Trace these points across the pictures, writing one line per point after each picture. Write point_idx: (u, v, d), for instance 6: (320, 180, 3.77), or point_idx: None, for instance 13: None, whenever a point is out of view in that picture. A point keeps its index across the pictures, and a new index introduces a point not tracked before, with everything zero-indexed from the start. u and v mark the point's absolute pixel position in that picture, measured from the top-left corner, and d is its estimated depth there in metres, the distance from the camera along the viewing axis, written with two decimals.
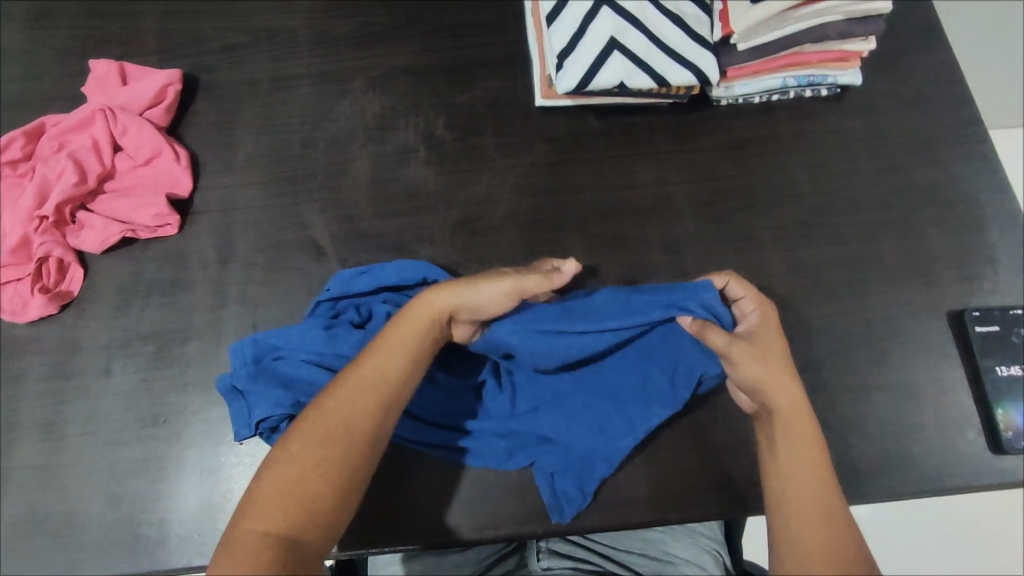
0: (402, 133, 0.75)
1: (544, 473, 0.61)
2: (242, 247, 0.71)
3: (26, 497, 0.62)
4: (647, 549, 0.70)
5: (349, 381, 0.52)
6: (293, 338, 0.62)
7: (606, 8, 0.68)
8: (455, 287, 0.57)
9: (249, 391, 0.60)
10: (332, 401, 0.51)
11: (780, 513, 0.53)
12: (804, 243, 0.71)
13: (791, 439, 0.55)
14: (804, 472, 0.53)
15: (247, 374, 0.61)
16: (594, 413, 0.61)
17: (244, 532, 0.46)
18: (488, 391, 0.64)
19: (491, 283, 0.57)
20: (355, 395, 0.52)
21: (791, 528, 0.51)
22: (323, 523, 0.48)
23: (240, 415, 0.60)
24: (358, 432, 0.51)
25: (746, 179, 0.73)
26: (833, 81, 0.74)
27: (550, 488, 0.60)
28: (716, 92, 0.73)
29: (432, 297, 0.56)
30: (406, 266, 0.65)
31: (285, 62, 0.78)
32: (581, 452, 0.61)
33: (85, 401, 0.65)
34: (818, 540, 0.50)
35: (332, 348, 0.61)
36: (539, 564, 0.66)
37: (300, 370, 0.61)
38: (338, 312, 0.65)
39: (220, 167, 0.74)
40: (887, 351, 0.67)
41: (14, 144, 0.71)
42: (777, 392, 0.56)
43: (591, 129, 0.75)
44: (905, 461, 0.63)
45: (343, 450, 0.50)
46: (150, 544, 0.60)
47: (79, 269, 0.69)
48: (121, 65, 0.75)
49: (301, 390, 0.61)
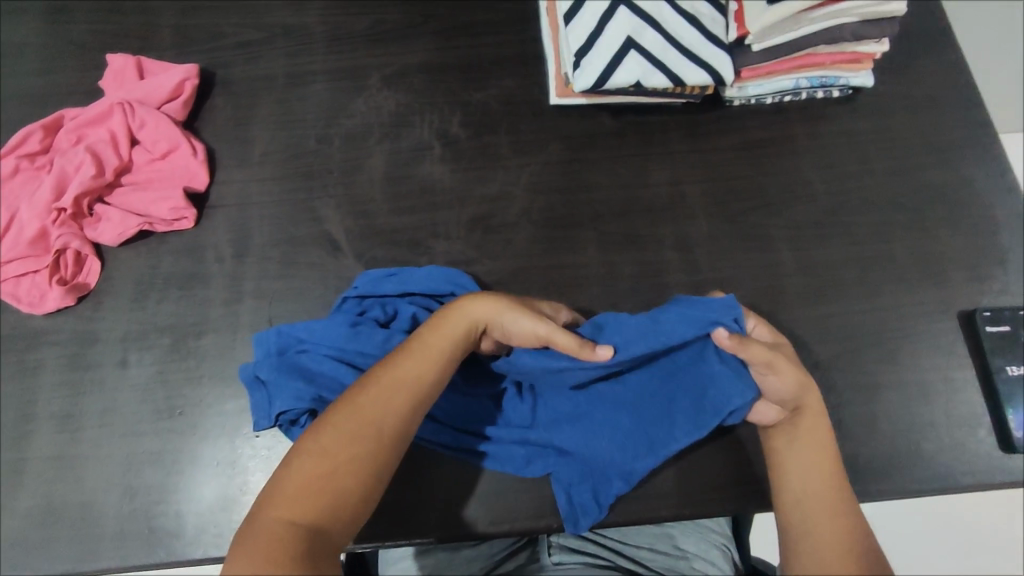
0: (417, 131, 0.75)
1: (560, 484, 0.61)
2: (258, 242, 0.71)
3: (43, 488, 0.62)
4: (657, 545, 0.70)
5: (382, 380, 0.53)
6: (318, 332, 0.62)
7: (623, 8, 0.68)
8: (493, 307, 0.58)
9: (273, 382, 0.61)
10: (365, 398, 0.52)
11: (792, 506, 0.55)
12: (816, 242, 0.71)
13: (805, 440, 0.58)
14: (818, 471, 0.56)
15: (273, 366, 0.62)
16: (616, 428, 0.60)
17: (271, 518, 0.46)
18: (509, 401, 0.64)
19: (529, 317, 0.57)
20: (386, 395, 0.52)
21: (802, 519, 0.54)
22: (343, 517, 0.48)
23: (261, 405, 0.61)
24: (387, 433, 0.51)
25: (759, 178, 0.74)
26: (845, 83, 0.74)
27: (567, 496, 0.60)
28: (729, 93, 0.74)
29: (471, 307, 0.58)
30: (436, 273, 0.66)
31: (300, 59, 0.78)
32: (597, 462, 0.61)
33: (102, 393, 0.65)
34: (828, 528, 0.53)
35: (356, 346, 0.62)
36: (551, 559, 0.66)
37: (322, 365, 0.62)
38: (364, 309, 0.66)
39: (236, 162, 0.74)
40: (897, 350, 0.67)
41: (32, 137, 0.72)
42: (796, 396, 0.58)
43: (605, 128, 0.76)
44: (916, 459, 0.64)
45: (372, 449, 0.50)
46: (166, 535, 0.60)
47: (96, 262, 0.70)
48: (138, 59, 0.76)
49: (322, 384, 0.61)
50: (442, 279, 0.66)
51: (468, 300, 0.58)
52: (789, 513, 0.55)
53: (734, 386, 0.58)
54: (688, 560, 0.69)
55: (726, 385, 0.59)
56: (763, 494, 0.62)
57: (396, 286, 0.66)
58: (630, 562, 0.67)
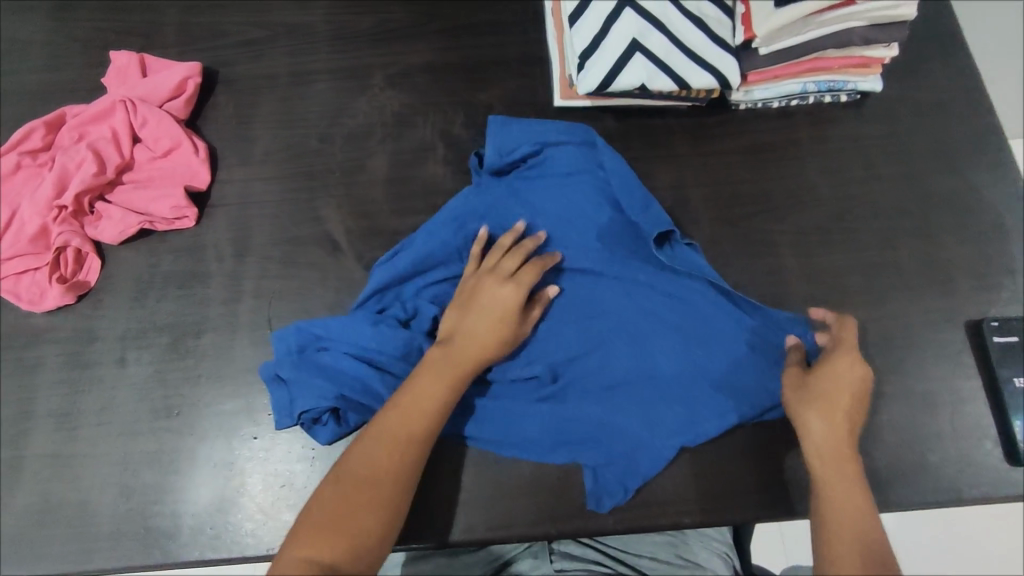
0: (421, 131, 0.75)
1: (589, 469, 0.61)
2: (258, 241, 0.71)
3: (41, 485, 0.62)
4: (658, 554, 0.69)
5: (387, 431, 0.55)
6: (338, 327, 0.62)
7: (629, 9, 0.67)
8: (474, 355, 0.59)
9: (294, 380, 0.61)
10: (376, 445, 0.55)
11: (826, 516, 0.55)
12: (821, 249, 0.70)
13: (841, 451, 0.57)
14: (837, 516, 0.54)
15: (292, 363, 0.62)
16: (645, 404, 0.62)
17: (295, 557, 0.50)
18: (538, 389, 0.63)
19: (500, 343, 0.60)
20: (398, 441, 0.55)
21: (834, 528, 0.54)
22: (364, 556, 0.51)
23: (281, 404, 0.61)
24: (395, 476, 0.54)
25: (764, 183, 0.73)
26: (853, 87, 0.73)
27: (594, 476, 0.61)
28: (735, 97, 0.73)
29: (460, 359, 0.59)
30: (516, 126, 0.69)
31: (303, 58, 0.78)
32: (626, 449, 0.61)
33: (101, 391, 0.65)
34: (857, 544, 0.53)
35: (377, 344, 0.62)
36: (551, 566, 0.66)
37: (343, 363, 0.62)
38: (384, 307, 0.66)
39: (238, 161, 0.74)
40: (902, 358, 0.67)
41: (34, 134, 0.71)
42: (835, 413, 0.58)
43: (609, 130, 0.75)
44: (921, 470, 0.63)
45: (389, 491, 0.53)
46: (162, 536, 0.60)
47: (96, 259, 0.69)
48: (141, 57, 0.75)
49: (343, 382, 0.61)
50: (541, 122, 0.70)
51: (454, 352, 0.59)
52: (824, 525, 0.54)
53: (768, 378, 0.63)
54: (690, 569, 0.68)
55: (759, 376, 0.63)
56: (766, 504, 0.61)
57: (419, 283, 0.66)
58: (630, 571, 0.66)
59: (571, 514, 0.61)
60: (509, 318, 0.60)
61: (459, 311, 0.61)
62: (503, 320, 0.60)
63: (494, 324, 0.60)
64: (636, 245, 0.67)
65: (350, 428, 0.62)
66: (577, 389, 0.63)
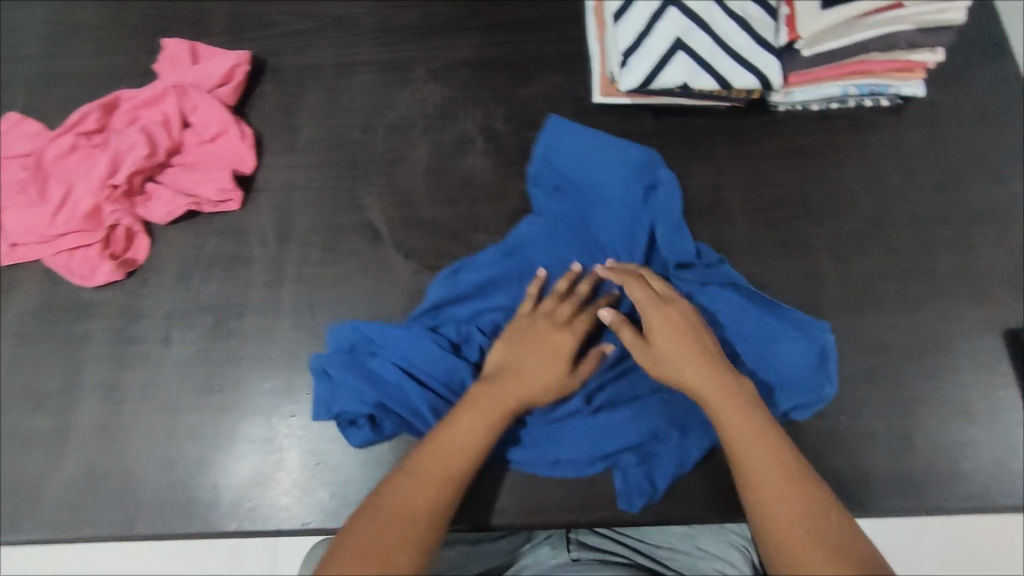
0: (461, 124, 0.76)
1: (619, 470, 0.62)
2: (300, 227, 0.72)
3: (88, 455, 0.64)
4: (676, 544, 0.69)
5: (427, 464, 0.54)
6: (393, 338, 0.63)
7: (673, 8, 0.68)
8: (517, 397, 0.59)
9: (340, 380, 0.63)
10: (414, 476, 0.53)
11: (741, 461, 0.53)
12: (857, 253, 0.70)
13: (721, 390, 0.56)
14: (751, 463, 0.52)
15: (341, 362, 0.64)
16: (674, 409, 0.62)
17: None
18: (572, 415, 0.63)
19: (542, 391, 0.59)
20: (435, 473, 0.54)
21: (753, 471, 0.52)
22: None
23: (322, 399, 0.63)
24: (433, 510, 0.52)
25: (802, 186, 0.73)
26: (895, 91, 0.74)
27: (623, 476, 0.61)
28: (775, 98, 0.73)
29: (503, 399, 0.58)
30: (562, 135, 0.71)
31: (349, 49, 0.80)
32: (656, 452, 0.62)
33: (146, 366, 0.67)
34: (777, 478, 0.51)
35: (424, 361, 0.63)
36: (568, 555, 0.66)
37: (388, 371, 0.63)
38: (437, 324, 0.67)
39: (282, 149, 0.76)
40: (938, 365, 0.66)
41: (90, 117, 0.74)
42: (687, 362, 0.57)
43: (647, 129, 0.76)
44: (953, 478, 0.63)
45: (423, 524, 0.51)
46: (203, 507, 0.62)
47: (145, 239, 0.72)
48: (193, 45, 0.78)
49: (386, 390, 0.63)
50: (592, 137, 0.70)
51: (497, 390, 0.58)
52: (742, 470, 0.52)
53: (806, 387, 0.63)
54: (708, 560, 0.68)
55: (797, 391, 0.63)
56: None
57: (469, 304, 0.67)
58: (649, 561, 0.67)
59: (602, 503, 0.62)
60: (555, 366, 0.60)
61: (507, 351, 0.61)
62: (549, 368, 0.60)
63: (539, 371, 0.60)
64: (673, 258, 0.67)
65: (383, 435, 0.63)
66: (616, 419, 0.62)
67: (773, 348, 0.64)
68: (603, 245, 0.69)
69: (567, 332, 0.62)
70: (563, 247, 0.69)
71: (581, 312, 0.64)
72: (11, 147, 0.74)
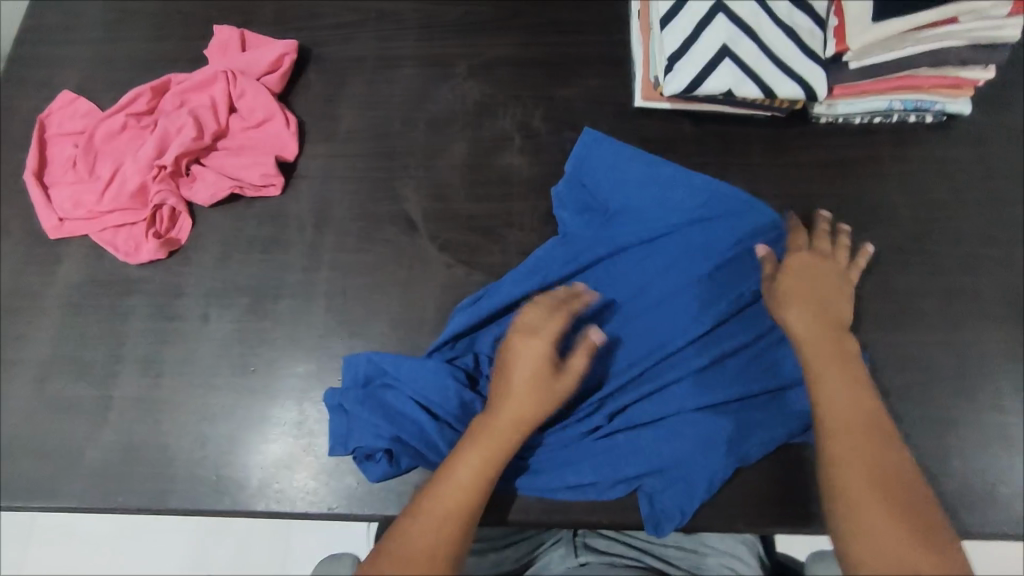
0: (501, 122, 0.77)
1: (645, 494, 0.62)
2: (339, 215, 0.73)
3: (125, 426, 0.66)
4: (683, 542, 0.67)
5: (430, 505, 0.52)
6: (406, 372, 0.62)
7: (721, 15, 0.68)
8: (511, 421, 0.56)
9: (356, 414, 0.62)
10: (418, 522, 0.51)
11: (825, 407, 0.53)
12: (895, 268, 0.70)
13: (827, 340, 0.56)
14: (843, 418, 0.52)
15: (357, 397, 0.63)
16: (699, 432, 0.61)
17: None
18: (595, 440, 0.63)
19: (537, 406, 0.56)
20: (440, 517, 0.51)
21: (832, 418, 0.52)
22: None
23: (338, 432, 0.63)
24: (441, 552, 0.50)
25: (842, 199, 0.72)
26: (940, 108, 0.73)
27: (649, 501, 0.61)
28: (818, 110, 0.73)
29: (498, 428, 0.55)
30: (595, 151, 0.70)
31: (393, 43, 0.81)
32: (684, 476, 0.61)
33: (184, 342, 0.69)
34: (862, 434, 0.51)
35: (440, 398, 0.61)
36: (577, 560, 0.64)
37: (406, 405, 0.62)
38: (456, 355, 0.66)
39: (324, 138, 0.77)
40: (974, 386, 0.66)
41: (141, 98, 0.76)
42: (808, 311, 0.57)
43: (686, 135, 0.76)
44: (986, 500, 0.62)
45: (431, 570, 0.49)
46: (233, 485, 0.63)
47: (188, 219, 0.73)
48: (242, 33, 0.79)
49: (403, 425, 0.62)
50: (623, 157, 0.69)
51: (489, 423, 0.56)
52: (822, 417, 0.53)
53: None
54: (716, 557, 0.65)
55: None
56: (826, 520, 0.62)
57: (491, 331, 0.66)
58: (659, 562, 0.64)
59: (629, 505, 0.63)
60: (540, 377, 0.56)
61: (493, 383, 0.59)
62: (533, 381, 0.56)
63: (522, 387, 0.56)
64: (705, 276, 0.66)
65: (400, 470, 0.62)
66: (639, 443, 0.62)
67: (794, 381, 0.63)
68: (632, 260, 0.67)
69: (538, 340, 0.57)
70: (592, 261, 0.67)
71: (553, 313, 0.59)
72: (64, 125, 0.76)
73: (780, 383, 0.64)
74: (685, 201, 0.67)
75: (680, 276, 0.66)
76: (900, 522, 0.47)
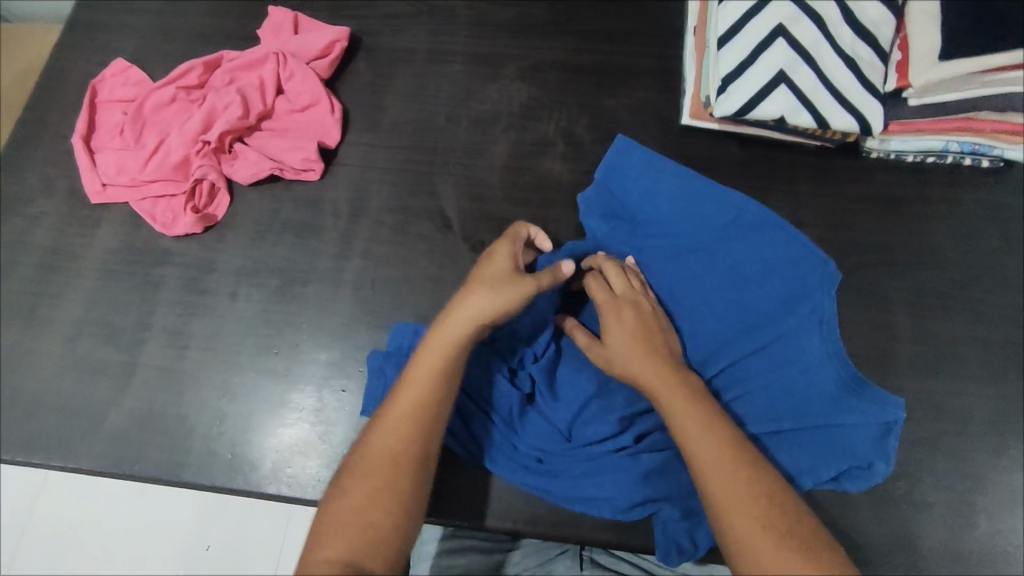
0: (544, 126, 0.76)
1: (661, 520, 0.60)
2: (375, 206, 0.73)
3: (146, 394, 0.67)
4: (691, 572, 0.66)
5: (393, 414, 0.52)
6: None
7: (781, 40, 0.66)
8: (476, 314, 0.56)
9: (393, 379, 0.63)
10: (380, 428, 0.52)
11: (688, 445, 0.51)
12: (936, 313, 0.68)
13: (663, 376, 0.54)
14: (707, 452, 0.49)
15: (397, 361, 0.64)
16: None
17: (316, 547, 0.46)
18: (619, 456, 0.62)
19: (504, 294, 0.57)
20: (397, 421, 0.52)
21: (697, 452, 0.50)
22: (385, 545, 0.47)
23: (374, 393, 0.63)
24: (404, 456, 0.50)
25: (887, 236, 0.71)
26: (998, 154, 0.70)
27: (662, 528, 0.60)
28: (869, 143, 0.71)
29: (463, 324, 0.56)
30: (650, 162, 0.69)
31: (444, 38, 0.81)
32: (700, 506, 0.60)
33: (211, 318, 0.69)
34: (721, 463, 0.49)
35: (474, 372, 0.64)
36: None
37: None
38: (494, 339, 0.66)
39: (367, 127, 0.77)
40: (1008, 443, 0.63)
41: (192, 72, 0.76)
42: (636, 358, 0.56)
43: (732, 157, 0.74)
44: (1009, 561, 0.60)
45: (390, 473, 0.49)
46: (246, 465, 0.64)
47: (226, 197, 0.73)
48: (296, 15, 0.79)
49: None
50: (680, 172, 0.68)
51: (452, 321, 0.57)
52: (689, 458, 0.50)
53: (867, 449, 0.59)
54: None
55: (866, 452, 0.59)
56: None
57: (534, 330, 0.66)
58: None
59: (641, 525, 0.62)
60: (499, 271, 0.58)
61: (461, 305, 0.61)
62: (489, 275, 0.58)
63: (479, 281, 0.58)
64: (748, 302, 0.64)
65: None
66: (662, 466, 0.60)
67: (830, 424, 0.60)
68: (676, 276, 0.65)
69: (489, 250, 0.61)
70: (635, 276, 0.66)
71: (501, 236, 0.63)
72: (115, 92, 0.77)
73: (819, 421, 0.60)
74: (737, 224, 0.66)
75: (722, 300, 0.64)
76: (782, 542, 0.45)
